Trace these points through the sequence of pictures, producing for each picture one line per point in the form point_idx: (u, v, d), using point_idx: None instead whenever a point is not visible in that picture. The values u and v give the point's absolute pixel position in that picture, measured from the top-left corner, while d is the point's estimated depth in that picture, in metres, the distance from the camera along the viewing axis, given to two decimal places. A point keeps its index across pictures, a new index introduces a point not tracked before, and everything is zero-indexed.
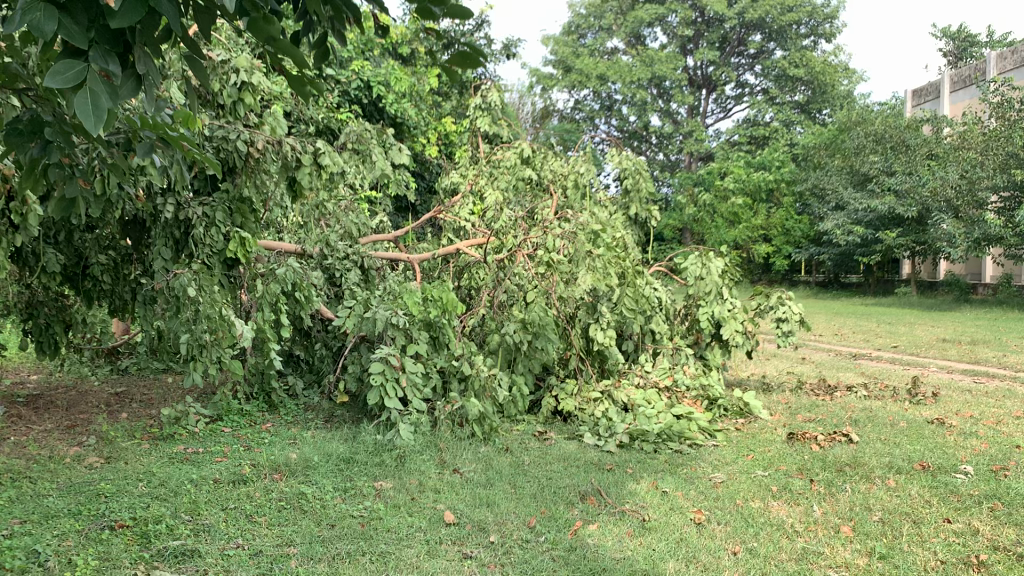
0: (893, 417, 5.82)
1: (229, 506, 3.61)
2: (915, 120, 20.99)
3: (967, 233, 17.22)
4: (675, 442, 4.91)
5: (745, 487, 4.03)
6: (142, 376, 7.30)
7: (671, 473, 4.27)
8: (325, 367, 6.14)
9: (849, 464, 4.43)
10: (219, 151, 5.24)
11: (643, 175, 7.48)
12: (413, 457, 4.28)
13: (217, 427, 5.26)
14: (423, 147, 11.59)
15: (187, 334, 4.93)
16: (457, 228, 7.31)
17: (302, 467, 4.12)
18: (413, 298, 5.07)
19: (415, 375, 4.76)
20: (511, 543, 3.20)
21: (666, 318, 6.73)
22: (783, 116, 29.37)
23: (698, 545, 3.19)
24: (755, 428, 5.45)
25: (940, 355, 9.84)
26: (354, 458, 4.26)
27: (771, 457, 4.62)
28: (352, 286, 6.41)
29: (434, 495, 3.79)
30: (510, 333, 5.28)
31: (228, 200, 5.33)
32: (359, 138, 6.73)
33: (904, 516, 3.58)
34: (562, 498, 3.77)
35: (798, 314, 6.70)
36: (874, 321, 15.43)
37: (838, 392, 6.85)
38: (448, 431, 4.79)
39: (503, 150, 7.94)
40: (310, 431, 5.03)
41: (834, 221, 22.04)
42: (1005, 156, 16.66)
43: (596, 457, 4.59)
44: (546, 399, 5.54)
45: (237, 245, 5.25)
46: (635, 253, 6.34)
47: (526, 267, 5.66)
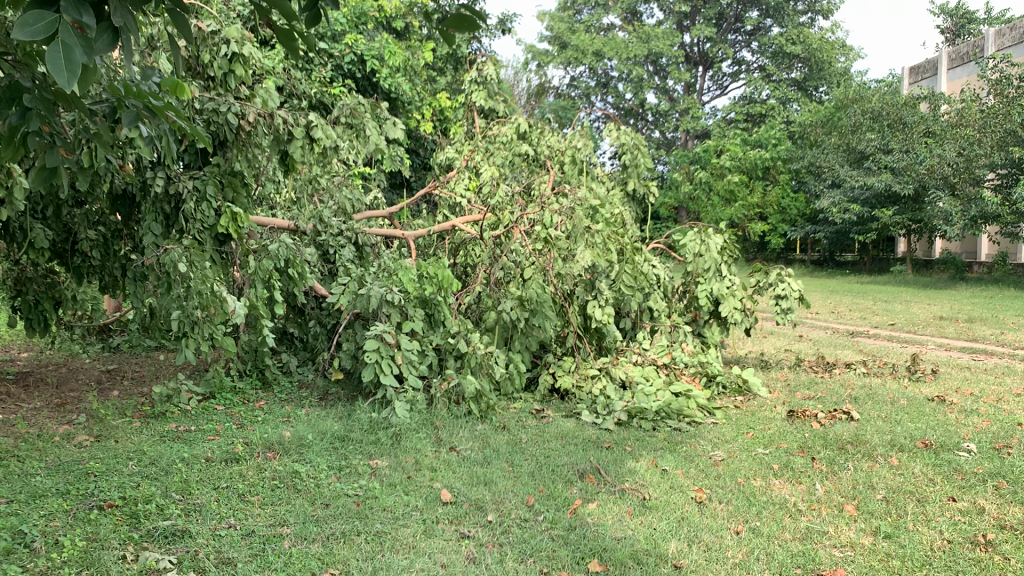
0: (893, 394, 5.77)
1: (222, 486, 3.54)
2: (913, 97, 20.88)
3: (963, 211, 17.17)
4: (674, 420, 4.84)
5: (746, 465, 3.98)
6: (134, 354, 7.21)
7: (670, 451, 4.21)
8: (320, 345, 6.05)
9: (851, 442, 4.38)
10: (210, 125, 5.15)
11: (642, 150, 7.34)
12: (409, 436, 4.20)
13: (209, 405, 5.19)
14: (418, 123, 11.46)
15: (178, 310, 4.83)
16: (452, 204, 7.22)
17: (296, 446, 4.05)
18: (408, 274, 5.00)
19: (410, 352, 4.67)
20: (510, 522, 3.14)
21: (664, 295, 6.66)
22: (780, 93, 29.21)
23: (701, 525, 3.13)
24: (755, 406, 5.39)
25: (939, 333, 9.81)
26: (349, 436, 4.19)
27: (772, 435, 4.57)
28: (347, 263, 6.31)
29: (431, 473, 3.72)
30: (507, 310, 5.19)
31: (219, 174, 5.22)
32: (352, 112, 6.61)
33: (909, 495, 3.53)
34: (561, 476, 3.70)
35: (797, 292, 6.63)
36: (871, 299, 15.40)
37: (837, 370, 6.80)
38: (445, 409, 4.72)
39: (500, 125, 7.83)
40: (304, 410, 4.95)
41: (830, 198, 21.98)
42: (1004, 134, 16.58)
43: (594, 435, 4.53)
44: (544, 376, 5.47)
45: (230, 220, 5.15)
46: (633, 230, 6.26)
47: (523, 244, 5.58)
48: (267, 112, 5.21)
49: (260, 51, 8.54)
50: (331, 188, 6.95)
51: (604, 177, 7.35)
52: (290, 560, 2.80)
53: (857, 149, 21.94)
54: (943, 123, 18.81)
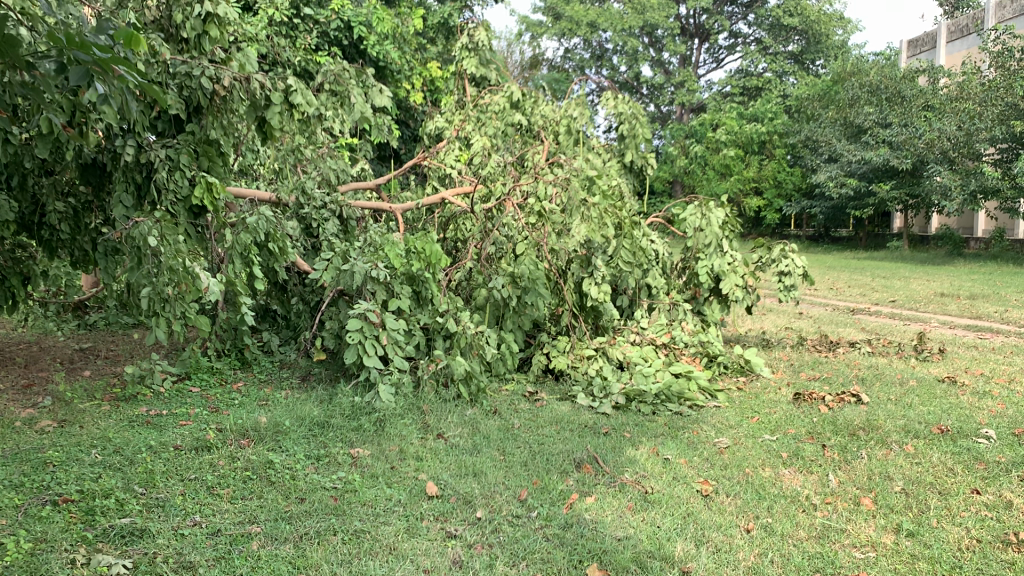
0: (901, 375, 5.54)
1: (190, 477, 3.28)
2: (912, 70, 20.54)
3: (963, 185, 16.88)
4: (674, 403, 4.59)
5: (753, 453, 3.73)
6: (111, 332, 6.92)
7: (672, 438, 3.96)
8: (302, 323, 5.77)
9: (863, 427, 4.12)
10: (183, 90, 4.86)
11: (640, 120, 7.04)
12: (393, 421, 3.94)
13: (185, 387, 4.92)
14: (408, 93, 11.11)
15: (148, 287, 4.47)
16: (442, 176, 6.92)
17: (273, 433, 3.78)
18: (394, 249, 4.70)
19: (396, 332, 4.39)
20: (500, 520, 2.88)
21: (663, 271, 6.40)
22: (777, 66, 28.82)
23: (709, 522, 2.88)
24: (758, 387, 5.14)
25: (940, 310, 9.59)
26: (330, 421, 3.92)
27: (778, 420, 4.32)
28: (330, 237, 6.02)
29: (416, 463, 3.46)
30: (499, 287, 4.90)
31: (193, 143, 4.94)
32: (336, 78, 6.29)
33: (929, 487, 3.29)
34: (555, 466, 3.45)
35: (801, 269, 6.36)
36: (870, 274, 15.19)
37: (841, 349, 6.56)
38: (433, 392, 4.44)
39: (492, 93, 7.51)
40: (284, 392, 4.68)
41: (826, 173, 21.70)
42: (1004, 107, 16.20)
43: (591, 419, 4.27)
44: (537, 356, 5.20)
45: (204, 191, 4.83)
46: (631, 203, 5.98)
47: (516, 217, 5.30)
48: (244, 75, 4.91)
49: (243, 15, 8.17)
50: (315, 158, 6.63)
51: (601, 147, 7.06)
52: (258, 563, 2.54)
53: (855, 123, 21.62)
54: (942, 96, 18.50)
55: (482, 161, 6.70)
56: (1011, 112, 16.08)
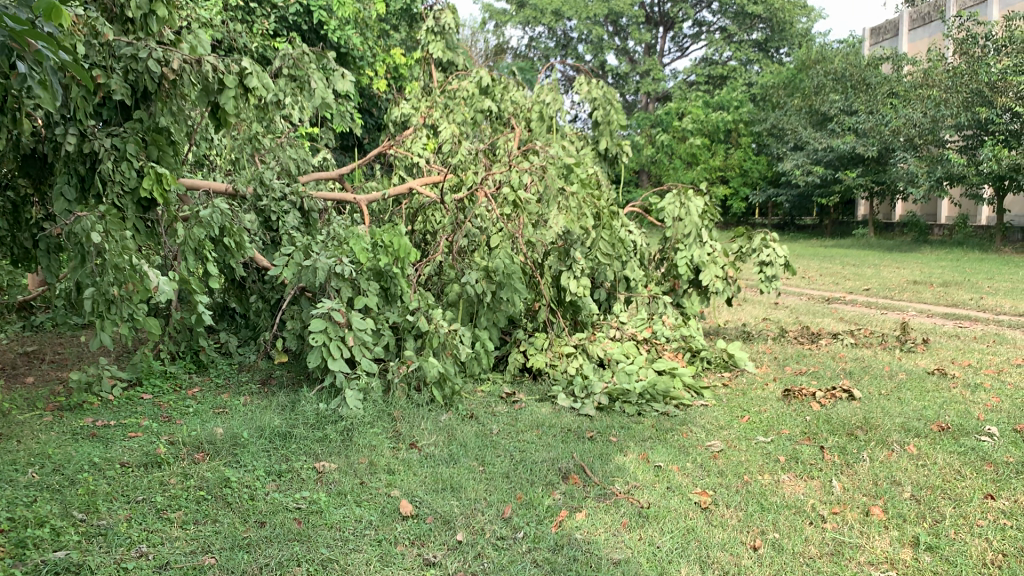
0: (889, 368, 5.36)
1: (138, 499, 2.96)
2: (875, 57, 20.56)
3: (929, 172, 16.83)
4: (660, 403, 4.34)
5: (749, 458, 3.49)
6: (59, 334, 6.51)
7: (662, 441, 3.70)
8: (262, 322, 5.43)
9: (861, 426, 3.91)
10: (129, 74, 4.49)
11: (614, 105, 6.75)
12: (363, 430, 3.64)
13: (136, 394, 4.57)
14: (371, 81, 10.76)
15: (92, 287, 4.05)
16: (409, 165, 6.60)
17: (231, 446, 3.46)
18: (360, 243, 4.40)
19: (363, 332, 4.07)
20: (483, 544, 2.61)
21: (642, 262, 6.15)
22: (742, 55, 28.77)
23: (712, 540, 2.64)
24: (744, 383, 4.93)
25: (916, 298, 9.47)
26: (293, 431, 3.60)
27: (770, 419, 4.10)
28: (291, 231, 5.69)
29: (388, 478, 3.17)
30: (472, 283, 4.61)
31: (141, 131, 4.57)
32: (295, 62, 5.93)
33: (940, 493, 3.08)
34: (540, 477, 3.17)
35: (782, 258, 6.13)
36: (840, 262, 15.15)
37: (823, 340, 6.38)
38: (404, 397, 4.14)
39: (459, 79, 7.19)
40: (243, 399, 4.36)
41: (793, 161, 21.66)
42: (970, 94, 16.00)
43: (573, 423, 4.01)
44: (513, 355, 4.92)
45: (153, 183, 4.49)
46: (609, 192, 5.71)
47: (489, 208, 5.01)
48: (195, 58, 4.52)
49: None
50: (274, 147, 6.27)
51: (574, 134, 6.78)
52: None
53: (820, 110, 21.60)
54: (907, 83, 18.49)
55: (451, 149, 6.39)
56: (975, 99, 15.99)
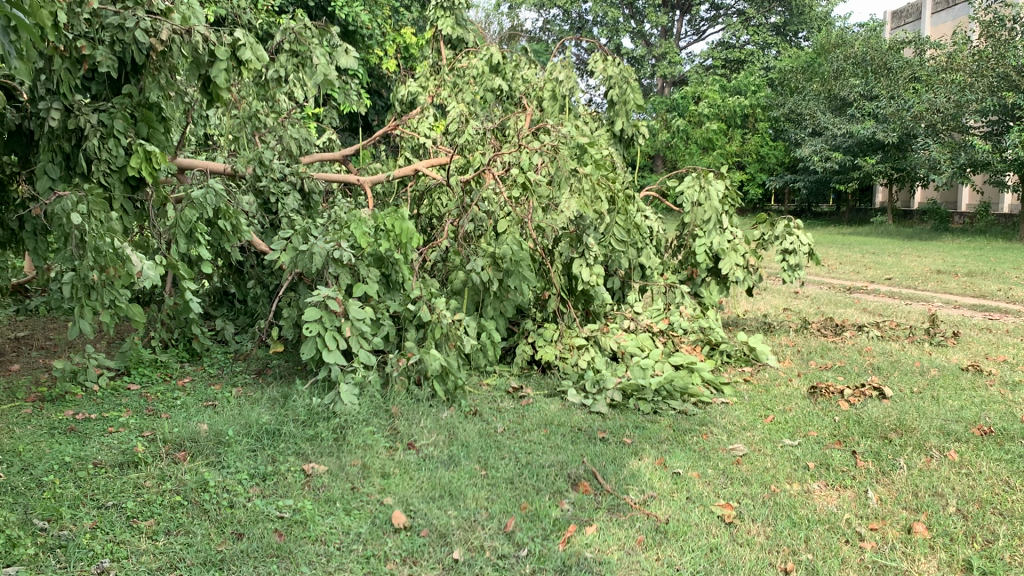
0: (920, 363, 5.06)
1: (107, 505, 2.71)
2: (898, 41, 20.06)
3: (952, 158, 16.39)
4: (678, 401, 4.06)
5: (775, 464, 3.21)
6: (52, 318, 6.29)
7: (680, 444, 3.43)
8: (259, 309, 5.17)
9: (895, 429, 3.62)
10: (116, 44, 4.18)
11: (632, 85, 6.40)
12: (358, 427, 3.37)
13: (122, 384, 4.32)
14: (381, 60, 10.48)
15: (71, 271, 3.77)
16: (415, 146, 6.31)
17: (215, 445, 3.21)
18: (361, 227, 4.12)
19: (360, 322, 3.79)
20: (483, 563, 2.35)
21: (658, 249, 5.85)
22: (759, 38, 28.23)
23: (737, 562, 2.38)
24: (766, 379, 4.65)
25: (941, 289, 9.13)
26: (282, 428, 3.33)
27: (795, 419, 3.81)
28: (290, 214, 5.42)
29: (381, 483, 2.91)
30: (478, 270, 4.34)
31: (131, 105, 4.25)
32: (297, 37, 5.64)
33: (988, 507, 2.81)
34: (547, 484, 2.91)
35: (806, 246, 5.83)
36: (859, 251, 14.77)
37: (848, 333, 6.07)
38: (403, 391, 3.86)
39: (469, 56, 6.89)
40: (234, 392, 4.11)
41: (811, 147, 21.23)
42: (995, 79, 15.56)
43: (584, 421, 3.74)
44: (521, 347, 4.65)
45: (141, 160, 4.21)
46: (624, 175, 5.41)
47: (498, 191, 4.73)
48: (184, 28, 4.19)
49: None
50: (274, 125, 5.99)
51: (588, 114, 6.47)
52: None
53: (840, 95, 21.16)
54: (929, 68, 18.01)
55: (458, 129, 6.09)
56: (1001, 84, 15.50)
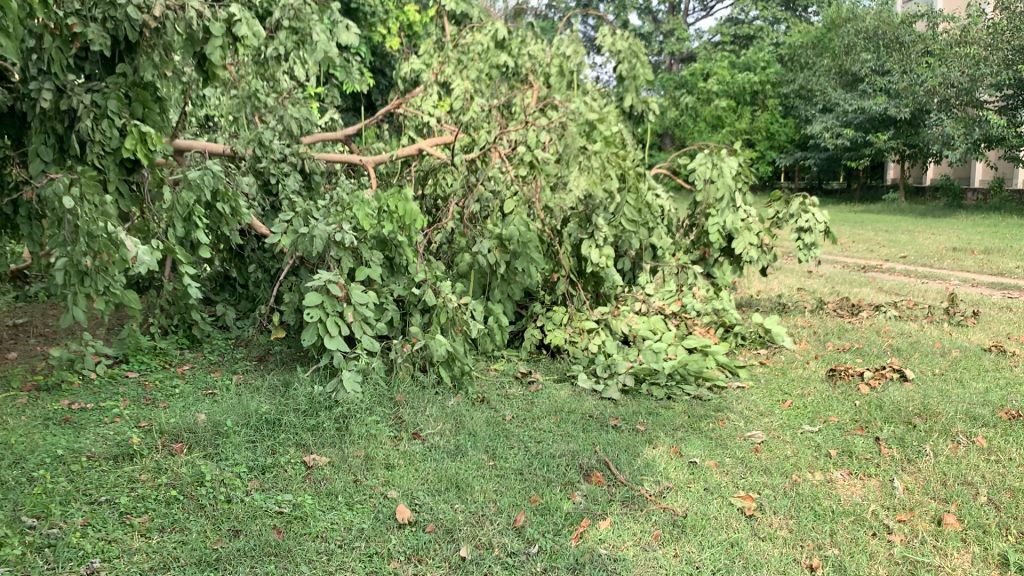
0: (941, 344, 4.91)
1: (99, 501, 2.60)
2: (910, 15, 19.70)
3: (966, 133, 16.09)
4: (692, 385, 3.92)
5: (795, 452, 3.08)
6: (52, 304, 6.19)
7: (696, 431, 3.29)
8: (261, 293, 5.05)
9: (919, 414, 3.48)
10: (109, 21, 4.00)
11: (641, 59, 6.24)
12: (361, 417, 3.25)
13: (121, 372, 4.21)
14: (384, 39, 10.30)
15: (64, 256, 3.63)
16: (419, 125, 6.16)
17: (213, 436, 3.09)
18: (363, 208, 3.98)
19: (364, 307, 3.66)
20: (491, 562, 2.23)
21: (669, 229, 5.70)
22: (769, 14, 27.82)
23: (760, 559, 2.25)
24: (783, 362, 4.51)
25: (957, 267, 8.95)
26: (283, 417, 3.21)
27: (814, 404, 3.68)
28: (292, 196, 5.29)
29: (385, 475, 2.79)
30: (484, 252, 4.20)
31: (125, 85, 4.08)
32: (297, 14, 5.47)
33: (1021, 496, 2.68)
34: (558, 475, 2.78)
35: (822, 225, 5.66)
36: (872, 229, 14.55)
37: (864, 312, 5.92)
38: (408, 379, 3.73)
39: (473, 32, 6.71)
40: (235, 379, 3.99)
41: (821, 123, 20.94)
42: (1010, 51, 15.25)
43: (596, 408, 3.61)
44: (529, 331, 4.55)
45: (136, 141, 4.09)
46: (635, 152, 5.24)
47: (504, 170, 4.59)
48: (178, 3, 4.03)
49: None
50: (274, 105, 5.84)
51: (597, 90, 6.30)
52: None
53: (851, 71, 20.84)
54: (942, 42, 17.66)
55: (463, 107, 5.93)
56: (1017, 57, 15.18)
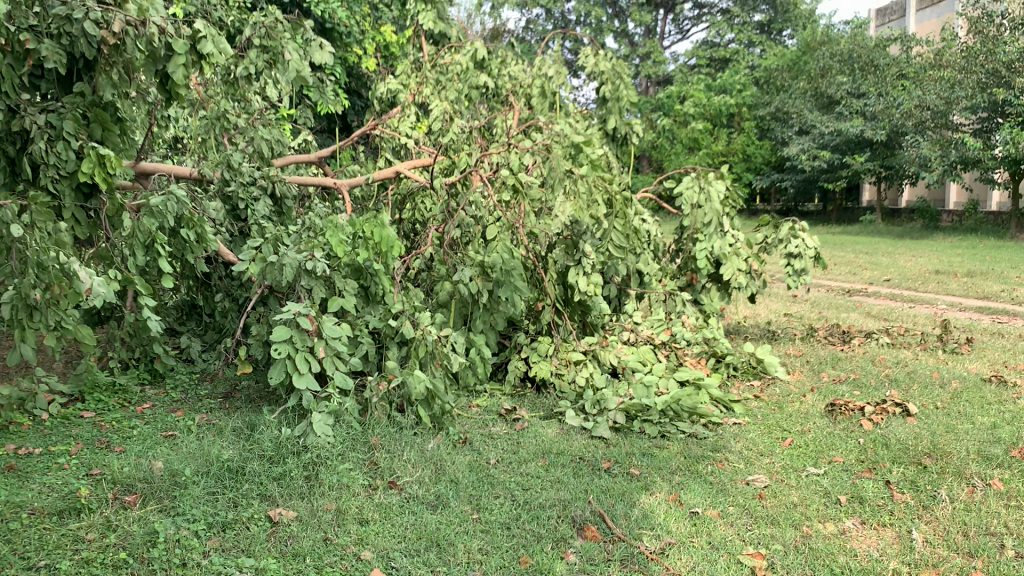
0: (939, 374, 4.73)
1: (38, 566, 2.33)
2: (884, 38, 19.81)
3: (943, 156, 16.07)
4: (686, 423, 3.69)
5: (802, 499, 2.86)
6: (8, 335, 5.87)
7: (694, 475, 3.08)
8: (228, 324, 4.78)
9: (929, 453, 3.28)
10: (64, 38, 3.74)
11: (625, 80, 6.01)
12: (333, 463, 2.99)
13: (75, 411, 3.92)
14: (360, 59, 10.09)
15: (11, 288, 3.35)
16: (396, 147, 5.93)
17: (169, 487, 2.82)
18: (337, 234, 3.74)
19: (337, 341, 3.41)
20: None
21: (655, 254, 5.50)
22: (744, 37, 27.98)
23: None
24: (778, 395, 4.30)
25: (943, 290, 8.83)
26: (247, 465, 2.95)
27: (816, 443, 3.47)
28: (261, 221, 5.03)
29: (359, 531, 2.55)
30: (465, 281, 3.97)
31: (83, 106, 3.82)
32: (268, 31, 5.23)
33: None
34: (549, 531, 2.55)
35: (812, 250, 5.48)
36: (852, 251, 14.47)
37: (856, 340, 5.74)
38: (384, 419, 3.48)
39: (452, 51, 6.51)
40: (198, 419, 3.72)
41: (798, 145, 20.98)
42: (985, 75, 15.26)
43: (586, 449, 3.38)
44: (513, 363, 4.30)
45: (94, 165, 3.77)
46: (620, 175, 5.04)
47: (486, 194, 4.36)
48: (140, 19, 3.75)
49: None
50: (244, 125, 5.58)
51: (579, 112, 6.08)
52: None
53: (827, 94, 20.91)
54: (916, 65, 17.73)
55: (442, 128, 5.72)
56: (991, 80, 15.20)
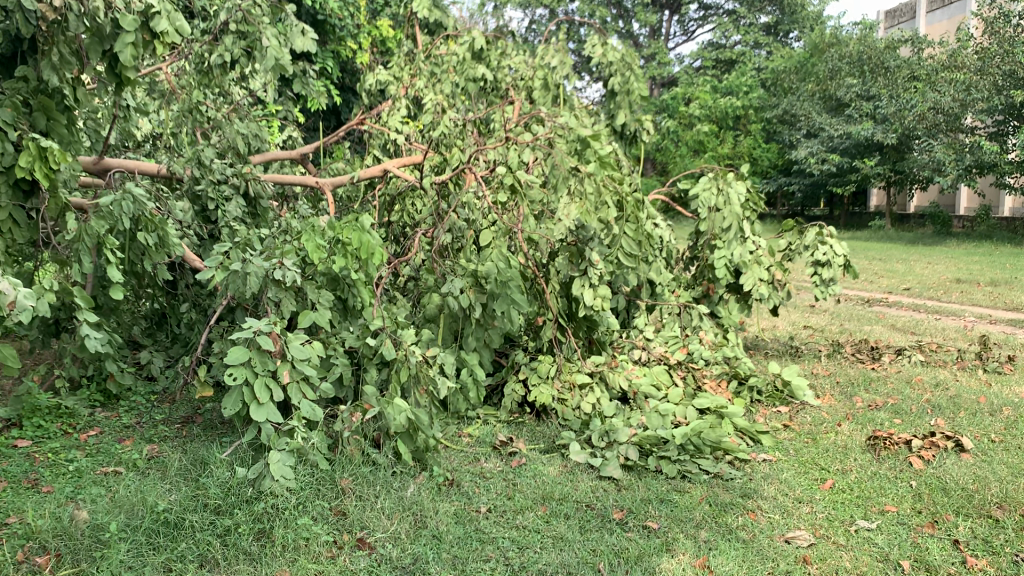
0: (986, 399, 4.23)
1: None
2: (896, 39, 19.25)
3: (957, 160, 15.53)
4: (709, 460, 3.18)
5: (857, 565, 2.37)
6: None
7: (724, 531, 2.57)
8: (193, 338, 4.29)
9: (1001, 503, 2.77)
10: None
11: (636, 71, 5.50)
12: (292, 515, 2.49)
13: (8, 440, 3.42)
14: (353, 54, 9.61)
15: None
16: (384, 145, 5.43)
17: (90, 546, 2.33)
18: (310, 238, 3.22)
19: (304, 365, 2.88)
20: None
21: (669, 262, 5.02)
22: (751, 38, 27.42)
23: None
24: (810, 423, 3.81)
25: (968, 301, 8.33)
26: (188, 517, 2.46)
27: (863, 487, 2.97)
28: (233, 224, 4.53)
29: None
30: (455, 293, 3.46)
31: (21, 91, 3.20)
32: (244, 15, 4.58)
33: None
34: None
35: (841, 258, 4.95)
36: (864, 257, 13.94)
37: (886, 357, 5.24)
38: (358, 456, 2.96)
39: (448, 41, 6.00)
40: (147, 452, 3.22)
41: (806, 149, 20.45)
42: (1002, 75, 14.68)
43: (593, 493, 2.88)
44: (510, 386, 3.80)
45: (32, 158, 3.08)
46: (631, 176, 4.54)
47: (481, 195, 3.85)
48: None
49: None
50: (219, 119, 5.07)
51: (585, 107, 5.56)
52: None
53: (837, 96, 20.38)
54: (929, 66, 17.20)
55: (434, 122, 5.22)
56: (1008, 81, 14.64)
